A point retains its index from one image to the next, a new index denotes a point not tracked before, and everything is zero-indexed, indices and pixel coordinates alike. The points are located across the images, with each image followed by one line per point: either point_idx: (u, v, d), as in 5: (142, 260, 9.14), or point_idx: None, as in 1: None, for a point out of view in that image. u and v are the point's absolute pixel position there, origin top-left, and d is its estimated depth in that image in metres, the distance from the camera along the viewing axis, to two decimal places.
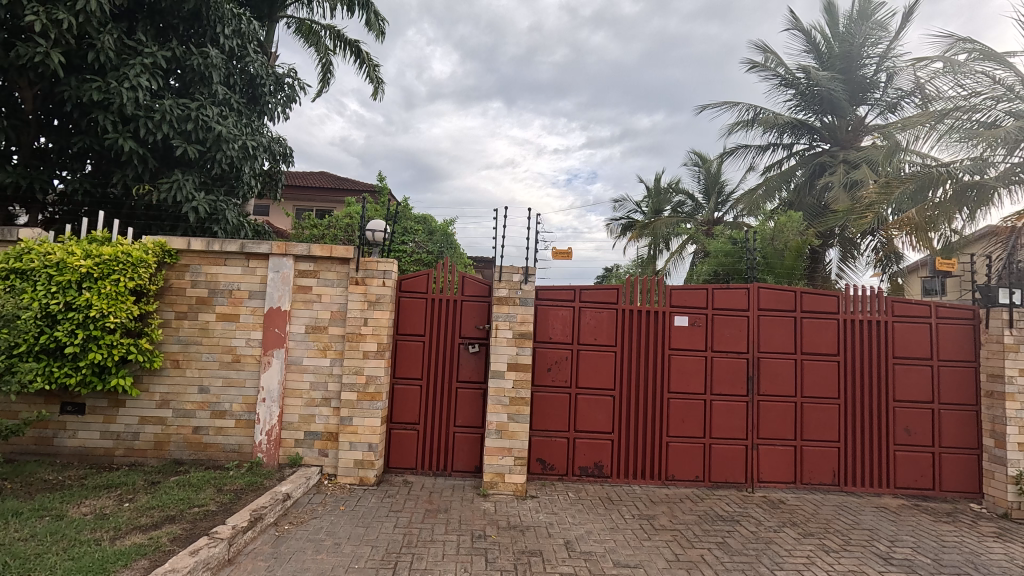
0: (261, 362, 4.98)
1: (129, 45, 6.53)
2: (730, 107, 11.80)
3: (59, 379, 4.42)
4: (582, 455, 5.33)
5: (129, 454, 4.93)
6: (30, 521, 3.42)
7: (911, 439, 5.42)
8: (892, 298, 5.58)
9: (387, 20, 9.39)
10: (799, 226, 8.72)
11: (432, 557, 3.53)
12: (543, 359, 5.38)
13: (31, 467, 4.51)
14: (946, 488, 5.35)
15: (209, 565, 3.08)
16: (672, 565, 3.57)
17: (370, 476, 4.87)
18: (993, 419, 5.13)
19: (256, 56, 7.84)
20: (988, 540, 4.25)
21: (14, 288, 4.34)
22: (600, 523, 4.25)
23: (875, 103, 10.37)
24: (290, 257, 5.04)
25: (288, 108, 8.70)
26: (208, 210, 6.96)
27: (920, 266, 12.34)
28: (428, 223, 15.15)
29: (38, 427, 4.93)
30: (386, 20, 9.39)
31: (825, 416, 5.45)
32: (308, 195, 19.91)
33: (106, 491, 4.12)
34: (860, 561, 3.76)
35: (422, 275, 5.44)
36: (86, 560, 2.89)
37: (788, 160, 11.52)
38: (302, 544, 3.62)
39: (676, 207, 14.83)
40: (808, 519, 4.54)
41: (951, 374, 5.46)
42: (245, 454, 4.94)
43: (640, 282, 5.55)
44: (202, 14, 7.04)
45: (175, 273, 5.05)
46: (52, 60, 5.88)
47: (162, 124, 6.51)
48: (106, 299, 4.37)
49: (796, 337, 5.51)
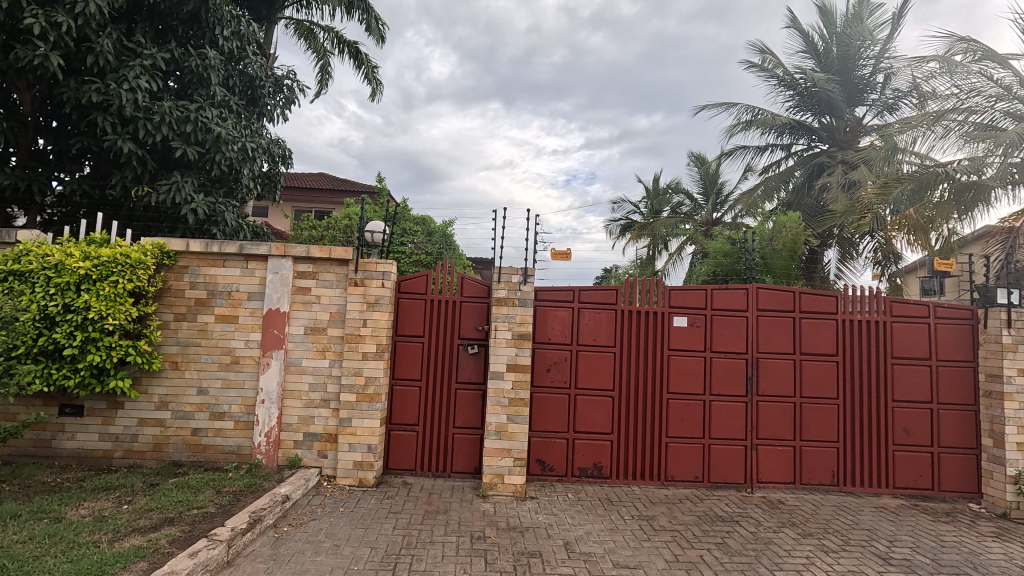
0: (260, 363, 4.98)
1: (129, 47, 6.53)
2: (728, 108, 11.82)
3: (57, 381, 4.42)
4: (582, 456, 5.34)
5: (127, 456, 4.92)
6: (28, 523, 3.41)
7: (909, 439, 5.43)
8: (891, 298, 5.59)
9: (388, 27, 9.42)
10: (798, 226, 8.73)
11: (432, 559, 3.53)
12: (542, 360, 5.39)
13: (29, 469, 4.50)
14: (945, 488, 5.36)
15: (208, 567, 3.07)
16: (671, 566, 3.57)
17: (370, 478, 4.86)
18: (991, 419, 5.14)
19: (255, 57, 7.84)
20: (987, 540, 4.26)
21: (12, 291, 4.34)
22: (600, 524, 4.24)
23: (872, 103, 10.40)
24: (289, 259, 5.04)
25: (287, 110, 8.71)
26: (208, 212, 6.96)
27: (919, 266, 12.36)
28: (427, 224, 15.15)
29: (37, 429, 4.92)
30: (387, 27, 9.42)
31: (824, 417, 5.46)
32: (307, 196, 19.93)
33: (104, 493, 4.11)
34: (860, 562, 3.76)
35: (422, 276, 5.44)
36: (85, 562, 2.88)
37: (787, 160, 11.54)
38: (302, 546, 3.61)
39: (675, 207, 14.83)
40: (807, 520, 4.54)
41: (949, 374, 5.47)
42: (244, 456, 4.94)
43: (639, 283, 5.55)
44: (202, 15, 7.03)
45: (174, 275, 5.05)
46: (51, 62, 5.88)
47: (162, 126, 6.51)
48: (104, 301, 4.37)
49: (795, 337, 5.51)
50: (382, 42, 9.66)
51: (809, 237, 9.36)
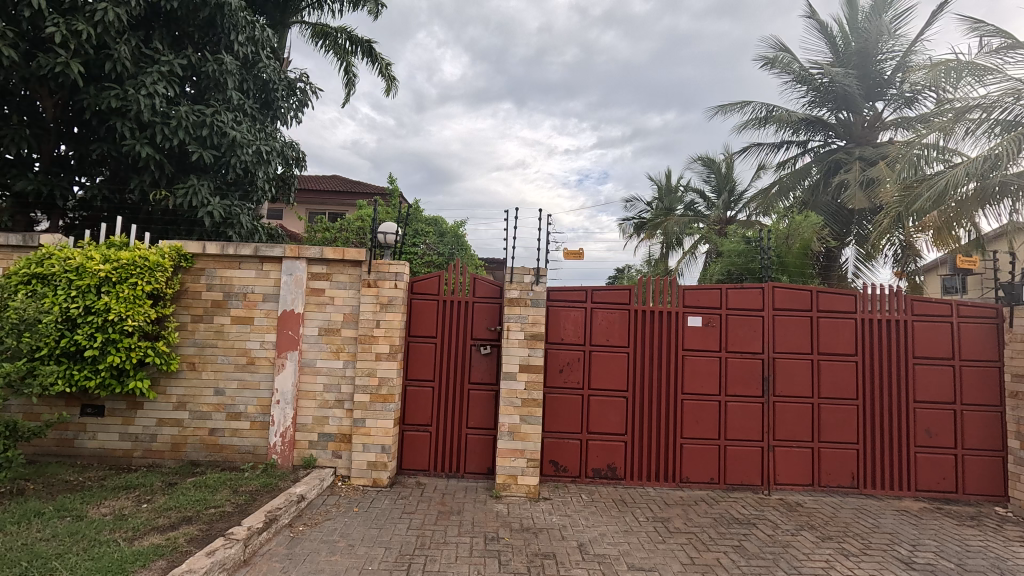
0: (275, 364, 5.03)
1: (146, 54, 6.63)
2: (743, 107, 11.66)
3: (78, 382, 4.50)
4: (595, 457, 5.30)
5: (146, 455, 5.01)
6: (51, 522, 3.48)
7: (932, 440, 5.30)
8: (912, 297, 5.45)
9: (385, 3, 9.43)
10: (814, 224, 8.55)
11: (445, 559, 3.52)
12: (555, 360, 5.36)
13: (52, 469, 4.60)
14: (970, 491, 5.22)
15: (225, 566, 3.11)
16: (687, 569, 3.52)
17: (384, 478, 4.88)
18: (1018, 420, 5.01)
19: (269, 62, 7.94)
20: (1014, 545, 4.14)
21: (35, 293, 4.45)
22: (614, 526, 4.20)
23: (892, 97, 10.15)
24: (303, 260, 5.08)
25: (301, 113, 8.85)
26: (223, 215, 7.07)
27: (940, 265, 12.07)
28: (439, 224, 15.34)
29: (59, 429, 5.03)
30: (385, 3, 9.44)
31: (844, 418, 5.35)
32: (320, 198, 20.19)
33: (124, 492, 4.18)
34: (881, 566, 3.68)
35: (434, 276, 5.45)
36: (106, 560, 2.93)
37: (803, 157, 11.34)
38: (316, 545, 3.64)
39: (688, 206, 14.60)
40: (826, 523, 4.45)
41: (973, 374, 5.32)
42: (260, 456, 4.99)
43: (652, 283, 5.49)
44: (217, 22, 7.13)
45: (191, 277, 5.12)
46: (71, 70, 6.01)
47: (178, 130, 6.63)
48: (123, 303, 4.44)
49: (812, 336, 5.42)
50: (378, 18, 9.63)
51: (826, 236, 9.22)
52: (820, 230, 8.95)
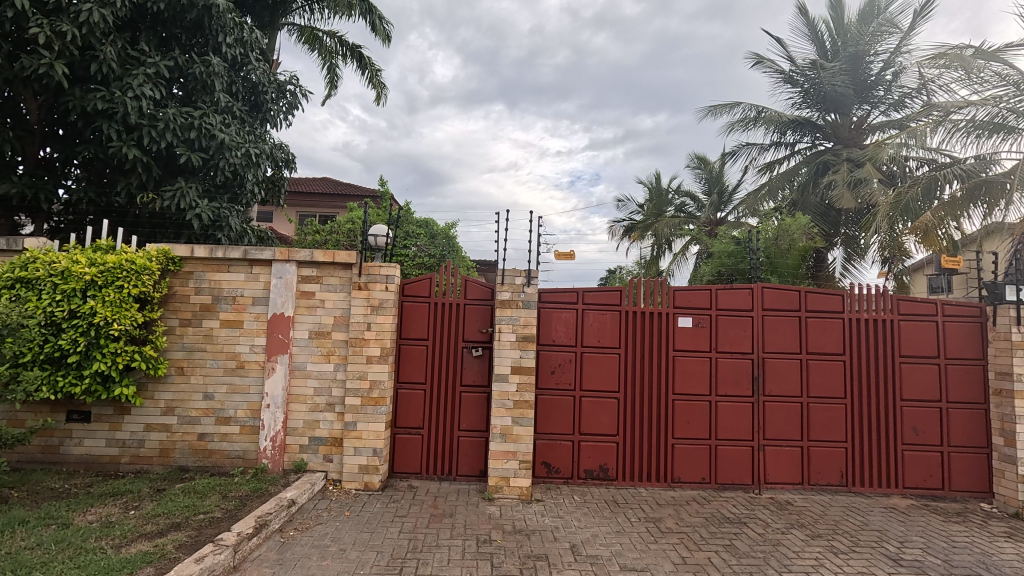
0: (265, 368, 4.99)
1: (133, 55, 6.57)
2: (732, 107, 11.76)
3: (63, 389, 4.44)
4: (588, 458, 5.32)
5: (134, 461, 4.94)
6: (37, 529, 3.43)
7: (919, 438, 5.37)
8: (898, 296, 5.53)
9: (391, 24, 9.50)
10: (803, 226, 8.73)
11: (437, 562, 3.52)
12: (547, 361, 5.36)
13: (38, 475, 4.54)
14: (955, 487, 5.30)
15: (214, 572, 3.08)
16: (679, 568, 3.54)
17: (375, 481, 4.84)
18: (1002, 417, 5.08)
19: (258, 64, 7.86)
20: (999, 540, 4.21)
21: (19, 297, 4.39)
22: (606, 527, 4.22)
23: (879, 100, 10.28)
24: (293, 264, 5.05)
25: (290, 116, 8.81)
26: (212, 217, 7.00)
27: (927, 264, 12.25)
28: (431, 227, 15.37)
29: (45, 435, 4.95)
30: (391, 24, 9.50)
31: (832, 417, 5.41)
32: (311, 200, 20.12)
33: (112, 499, 4.13)
34: (869, 563, 3.72)
35: (425, 279, 5.42)
36: (93, 568, 2.90)
37: (791, 159, 11.48)
38: (307, 550, 3.61)
39: (678, 209, 14.73)
40: (816, 521, 4.51)
41: (959, 373, 5.41)
42: (250, 460, 4.95)
43: (643, 284, 5.54)
44: (205, 24, 7.06)
45: (179, 281, 5.07)
46: (56, 71, 5.94)
47: (166, 133, 6.57)
48: (109, 307, 4.39)
49: (801, 336, 5.48)
50: (387, 44, 9.77)
51: None
52: (809, 231, 9.08)
